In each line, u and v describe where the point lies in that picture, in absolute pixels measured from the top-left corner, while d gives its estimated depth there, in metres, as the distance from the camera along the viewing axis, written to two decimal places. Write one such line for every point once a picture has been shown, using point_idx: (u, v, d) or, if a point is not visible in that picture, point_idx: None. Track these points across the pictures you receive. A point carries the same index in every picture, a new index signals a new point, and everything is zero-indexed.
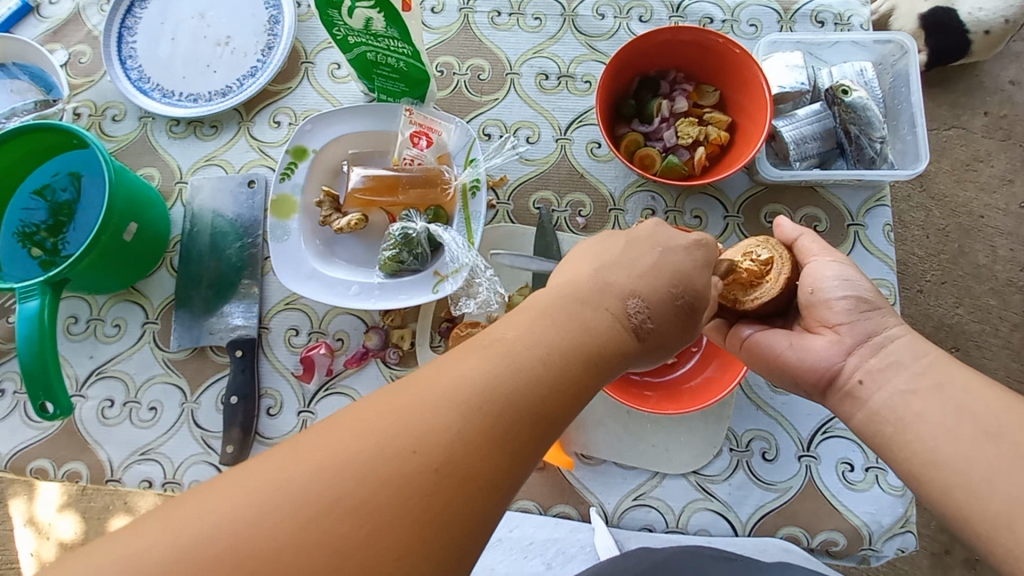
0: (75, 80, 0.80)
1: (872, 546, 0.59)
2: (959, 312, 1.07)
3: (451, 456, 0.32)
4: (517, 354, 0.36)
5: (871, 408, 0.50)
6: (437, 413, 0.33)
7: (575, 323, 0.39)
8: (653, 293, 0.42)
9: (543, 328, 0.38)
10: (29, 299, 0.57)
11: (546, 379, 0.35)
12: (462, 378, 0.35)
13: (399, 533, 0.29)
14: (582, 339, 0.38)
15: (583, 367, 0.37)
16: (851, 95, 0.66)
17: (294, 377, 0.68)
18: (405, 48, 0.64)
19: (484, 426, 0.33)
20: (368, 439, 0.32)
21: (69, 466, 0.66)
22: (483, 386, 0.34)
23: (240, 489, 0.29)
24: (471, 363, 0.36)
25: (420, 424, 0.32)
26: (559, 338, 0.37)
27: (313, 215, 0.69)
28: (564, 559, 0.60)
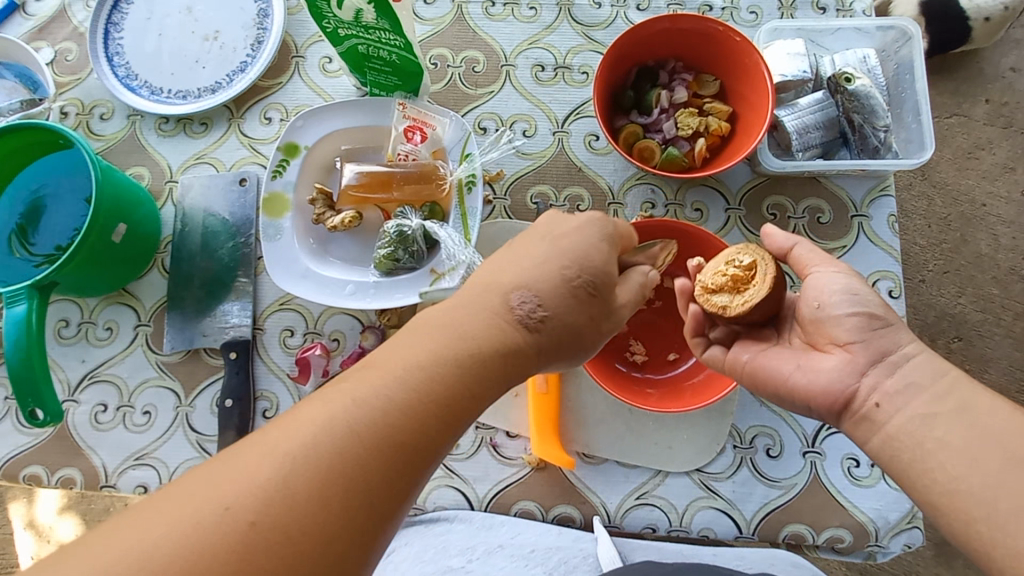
0: (61, 78, 0.78)
1: (878, 543, 0.59)
2: (961, 301, 1.06)
3: (359, 454, 0.35)
4: (412, 360, 0.39)
5: (890, 433, 0.46)
6: (340, 429, 0.36)
7: (471, 330, 0.42)
8: (546, 287, 0.44)
9: (435, 337, 0.41)
10: (16, 304, 0.56)
11: (442, 381, 0.39)
12: (364, 391, 0.37)
13: (324, 542, 0.33)
14: (478, 348, 0.41)
15: (484, 364, 0.41)
16: (855, 82, 0.65)
17: (289, 378, 0.66)
18: (396, 40, 0.62)
19: (387, 436, 0.36)
20: (281, 461, 0.34)
21: (63, 472, 0.65)
22: (385, 394, 0.37)
23: (206, 500, 0.33)
24: (368, 377, 0.38)
25: (332, 441, 0.35)
26: (452, 348, 0.40)
27: (306, 214, 0.68)
28: (566, 569, 0.58)
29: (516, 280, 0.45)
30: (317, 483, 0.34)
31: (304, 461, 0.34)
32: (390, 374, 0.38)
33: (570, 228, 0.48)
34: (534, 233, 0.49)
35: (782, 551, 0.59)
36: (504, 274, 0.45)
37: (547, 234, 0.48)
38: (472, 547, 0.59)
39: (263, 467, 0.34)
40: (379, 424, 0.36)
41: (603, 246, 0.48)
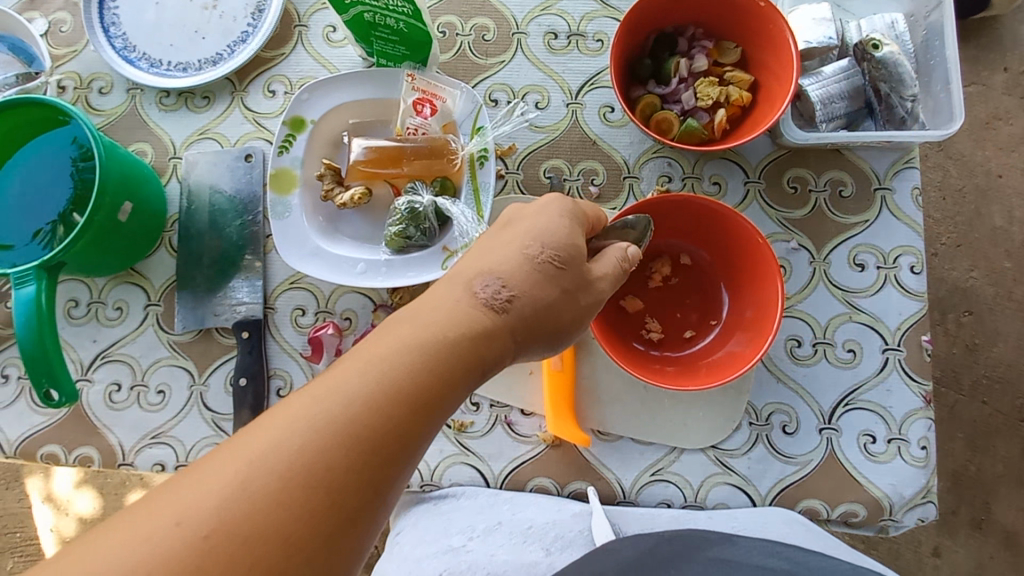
0: (57, 50, 0.75)
1: (892, 517, 0.59)
2: (973, 276, 1.04)
3: (326, 449, 0.32)
4: (376, 350, 0.36)
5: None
6: (300, 427, 0.32)
7: (438, 317, 0.39)
8: (510, 269, 0.42)
9: (399, 326, 0.38)
10: (25, 284, 0.55)
11: (409, 369, 0.36)
12: (326, 385, 0.34)
13: (289, 547, 0.30)
14: (447, 334, 0.38)
15: (454, 347, 0.38)
16: (882, 49, 0.62)
17: (302, 357, 0.66)
18: (405, 6, 0.60)
19: (353, 430, 0.33)
20: (237, 465, 0.31)
21: (80, 451, 0.65)
22: (350, 385, 0.34)
23: (175, 509, 0.30)
24: (328, 371, 0.35)
25: (296, 440, 0.32)
26: (417, 335, 0.37)
27: (314, 190, 0.66)
28: (563, 544, 0.55)
29: (481, 266, 0.43)
30: (279, 484, 0.31)
31: (264, 462, 0.31)
32: (353, 364, 0.35)
33: (536, 207, 0.46)
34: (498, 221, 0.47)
35: (770, 508, 0.59)
36: (468, 263, 0.43)
37: (511, 219, 0.46)
38: (471, 525, 0.57)
39: (226, 471, 0.31)
40: (343, 416, 0.33)
41: (569, 221, 0.45)
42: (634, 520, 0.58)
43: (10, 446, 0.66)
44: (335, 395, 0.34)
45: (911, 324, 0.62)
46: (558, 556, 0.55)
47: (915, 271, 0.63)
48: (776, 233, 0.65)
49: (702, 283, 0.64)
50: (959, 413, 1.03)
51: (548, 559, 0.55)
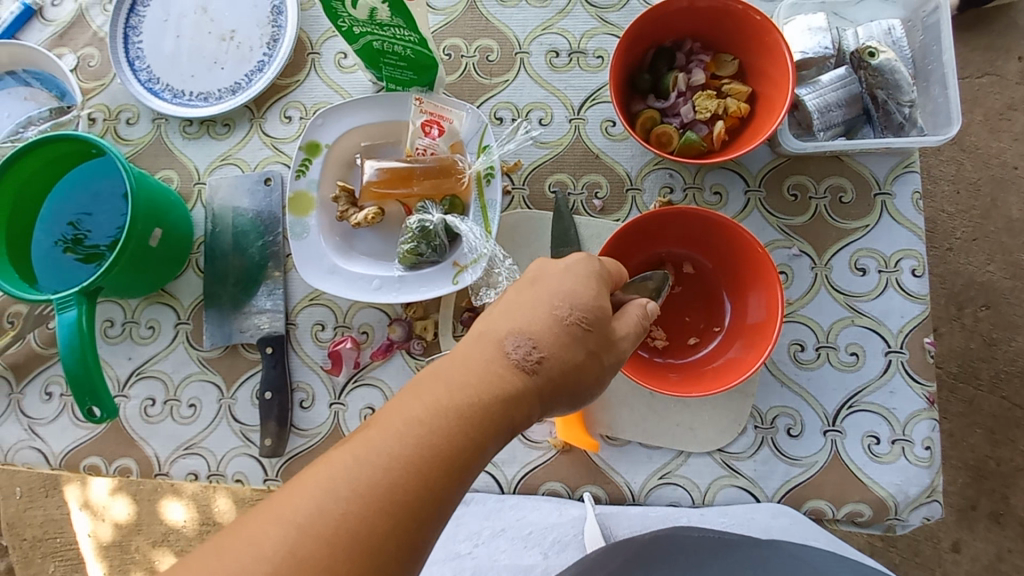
0: (86, 84, 0.80)
1: (898, 516, 0.60)
2: (991, 269, 1.04)
3: (366, 514, 0.34)
4: (409, 415, 0.37)
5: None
6: (340, 494, 0.34)
7: (469, 377, 0.39)
8: (541, 329, 0.42)
9: (432, 392, 0.38)
10: (66, 309, 0.59)
11: (441, 438, 0.36)
12: (363, 453, 0.35)
13: None
14: (477, 398, 0.38)
15: (488, 410, 0.38)
16: (878, 57, 0.63)
17: (322, 370, 0.69)
18: (411, 35, 0.63)
19: (388, 498, 0.34)
20: (285, 528, 0.33)
21: (120, 462, 0.70)
22: (385, 454, 0.35)
23: (223, 558, 0.32)
24: (366, 436, 0.36)
25: (336, 509, 0.33)
26: (449, 398, 0.38)
27: (330, 211, 0.70)
28: (559, 547, 0.61)
29: (511, 326, 0.42)
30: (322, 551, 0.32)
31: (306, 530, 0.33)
32: (389, 431, 0.36)
33: (562, 269, 0.46)
34: (527, 277, 0.47)
35: (764, 503, 0.61)
36: (498, 319, 0.43)
37: (538, 276, 0.46)
38: (477, 531, 0.63)
39: (269, 530, 0.33)
40: (381, 486, 0.34)
41: (591, 282, 0.45)
42: (625, 519, 0.61)
43: (56, 458, 0.71)
44: (372, 462, 0.35)
45: (913, 326, 0.63)
46: (556, 558, 0.61)
47: (917, 273, 0.64)
48: (778, 240, 0.66)
49: (705, 292, 0.66)
50: (977, 408, 1.03)
51: (545, 561, 0.61)
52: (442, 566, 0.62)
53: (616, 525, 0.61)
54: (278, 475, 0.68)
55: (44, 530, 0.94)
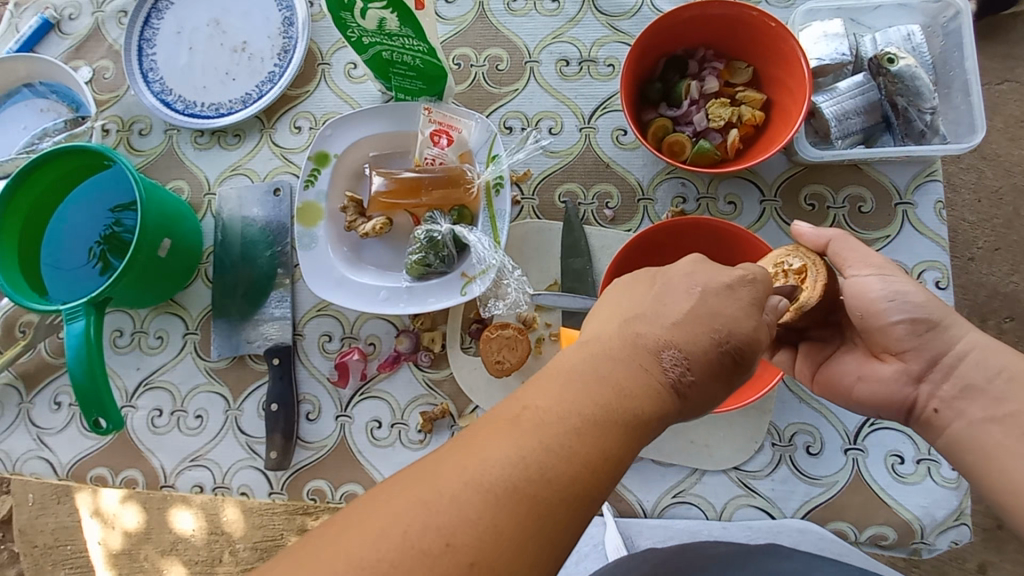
0: (101, 96, 0.81)
1: (924, 540, 0.57)
2: (1014, 280, 1.00)
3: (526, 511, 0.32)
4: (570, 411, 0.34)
5: (951, 437, 0.51)
6: (485, 489, 0.32)
7: (621, 384, 0.35)
8: (691, 337, 0.38)
9: (583, 396, 0.35)
10: (75, 320, 0.59)
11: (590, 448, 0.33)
12: (508, 449, 0.33)
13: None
14: (624, 408, 0.35)
15: (641, 411, 0.35)
16: (899, 63, 0.62)
17: (329, 382, 0.69)
18: (420, 45, 0.62)
19: (535, 500, 0.32)
20: (450, 502, 0.32)
21: (127, 473, 0.69)
22: (532, 458, 0.33)
23: None
24: (509, 430, 0.34)
25: (484, 504, 0.32)
26: (608, 399, 0.35)
27: (338, 221, 0.69)
28: (577, 558, 0.65)
29: (667, 333, 0.38)
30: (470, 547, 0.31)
31: (452, 521, 0.31)
32: (535, 431, 0.34)
33: (722, 286, 0.40)
34: (675, 276, 0.41)
35: (783, 523, 0.59)
36: (646, 318, 0.39)
37: (691, 279, 0.41)
38: None
39: (414, 515, 0.31)
40: (531, 489, 0.32)
41: (752, 309, 0.40)
42: (648, 530, 0.60)
43: (63, 468, 0.71)
44: (522, 461, 0.33)
45: None
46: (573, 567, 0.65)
47: (941, 286, 0.62)
48: None
49: None
50: None
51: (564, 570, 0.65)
52: None
53: (640, 536, 0.60)
54: (283, 488, 0.67)
55: (55, 537, 0.94)
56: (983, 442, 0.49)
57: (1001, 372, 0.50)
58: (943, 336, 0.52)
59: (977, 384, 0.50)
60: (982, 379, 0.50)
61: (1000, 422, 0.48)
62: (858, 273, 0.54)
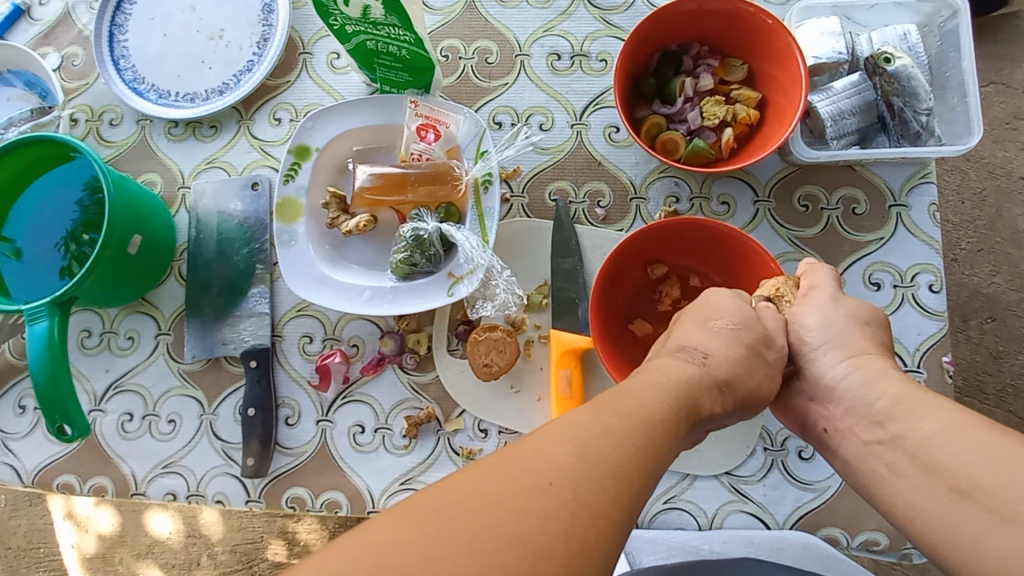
0: (69, 84, 0.76)
1: (915, 545, 0.57)
2: (996, 281, 1.00)
3: (610, 445, 0.35)
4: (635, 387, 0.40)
5: (845, 459, 0.48)
6: (606, 453, 0.34)
7: (670, 378, 0.42)
8: (714, 340, 0.46)
9: (640, 382, 0.40)
10: (37, 321, 0.56)
11: (678, 422, 0.38)
12: (612, 420, 0.36)
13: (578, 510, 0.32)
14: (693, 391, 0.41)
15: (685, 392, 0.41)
16: (894, 63, 0.61)
17: (310, 385, 0.66)
18: (407, 35, 0.60)
19: (650, 466, 0.35)
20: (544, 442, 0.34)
21: (95, 481, 0.66)
22: (638, 425, 0.36)
23: None
24: (611, 406, 0.37)
25: (609, 464, 0.34)
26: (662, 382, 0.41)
27: (320, 217, 0.66)
28: None
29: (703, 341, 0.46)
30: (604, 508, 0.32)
31: (579, 481, 0.32)
32: (637, 406, 0.37)
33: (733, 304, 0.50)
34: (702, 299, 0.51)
35: (774, 530, 0.58)
36: (677, 338, 0.47)
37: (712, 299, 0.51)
38: None
39: (545, 480, 0.32)
40: (643, 454, 0.35)
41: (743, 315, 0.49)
42: (648, 545, 0.58)
43: (28, 475, 0.67)
44: (631, 428, 0.36)
45: (931, 345, 0.60)
46: None
47: (934, 289, 0.62)
48: (787, 252, 0.64)
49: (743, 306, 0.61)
50: None
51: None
52: None
53: (641, 551, 0.58)
54: (261, 496, 0.64)
55: (24, 543, 0.90)
56: (869, 465, 0.46)
57: (885, 393, 0.46)
58: (827, 361, 0.50)
59: (856, 409, 0.47)
60: (865, 405, 0.47)
61: (883, 445, 0.45)
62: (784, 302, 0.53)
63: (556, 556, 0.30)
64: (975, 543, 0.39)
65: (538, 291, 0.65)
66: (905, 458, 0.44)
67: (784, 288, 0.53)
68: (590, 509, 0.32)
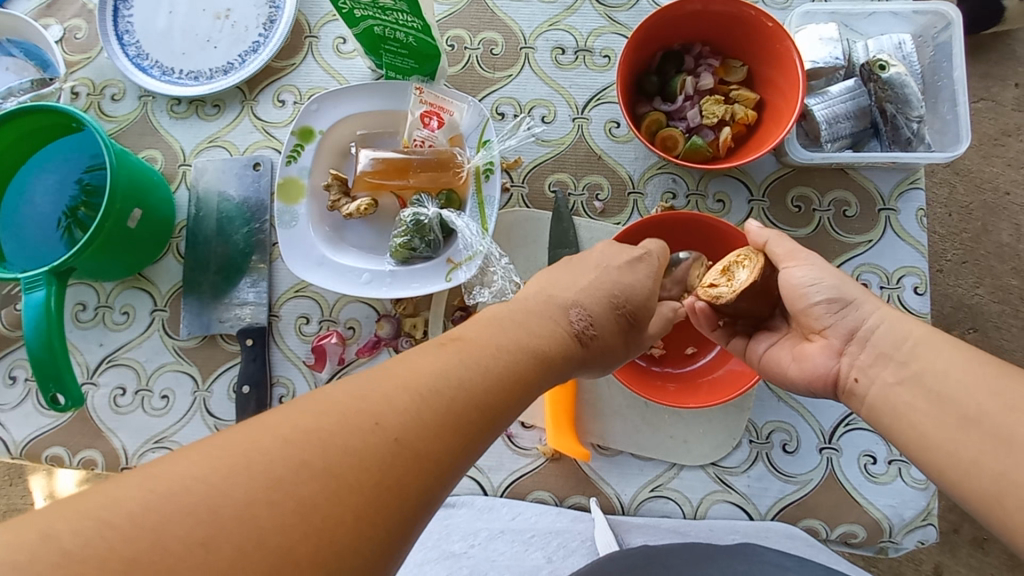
0: (71, 57, 0.76)
1: (892, 539, 0.59)
2: (980, 292, 1.03)
3: (458, 398, 0.35)
4: (498, 341, 0.40)
5: (867, 398, 0.50)
6: (448, 395, 0.34)
7: (538, 333, 0.42)
8: (596, 308, 0.47)
9: (502, 332, 0.41)
10: (34, 289, 0.56)
11: (525, 373, 0.39)
12: (455, 367, 0.36)
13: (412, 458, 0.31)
14: (555, 347, 0.42)
15: (551, 353, 0.42)
16: (888, 70, 0.63)
17: (305, 365, 0.67)
18: (415, 22, 0.60)
19: (486, 412, 0.36)
20: (390, 385, 0.33)
21: (85, 454, 0.66)
22: (483, 380, 0.37)
23: None
24: (457, 352, 0.38)
25: (436, 408, 0.33)
26: (528, 341, 0.41)
27: (321, 200, 0.67)
28: (565, 552, 0.58)
29: (579, 298, 0.47)
30: (422, 447, 0.31)
31: (408, 423, 0.32)
32: (482, 356, 0.38)
33: (636, 278, 0.50)
34: (586, 257, 0.51)
35: (757, 520, 0.59)
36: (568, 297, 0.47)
37: (602, 259, 0.51)
38: (473, 532, 0.60)
39: (373, 421, 0.31)
40: (478, 401, 0.36)
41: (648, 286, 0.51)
42: (637, 529, 0.59)
43: (16, 446, 0.67)
44: (470, 378, 0.36)
45: None
46: (561, 563, 0.57)
47: (918, 291, 0.63)
48: None
49: None
50: None
51: (550, 566, 0.57)
52: (435, 566, 0.57)
53: (629, 534, 0.58)
54: None
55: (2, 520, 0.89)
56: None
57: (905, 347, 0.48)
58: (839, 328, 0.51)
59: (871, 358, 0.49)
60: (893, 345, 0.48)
61: (904, 385, 0.47)
62: (785, 267, 0.53)
63: (364, 490, 0.29)
64: (977, 483, 0.42)
65: None
66: (918, 400, 0.46)
67: (745, 256, 0.56)
68: (410, 449, 0.31)
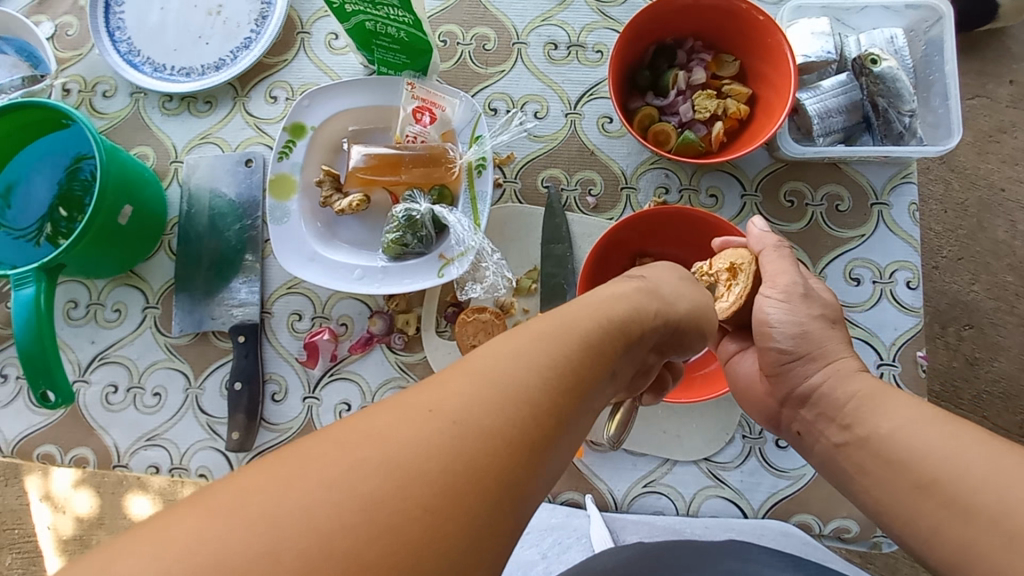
0: (63, 54, 0.76)
1: (885, 534, 0.59)
2: (975, 289, 1.03)
3: (531, 394, 0.29)
4: (572, 321, 0.33)
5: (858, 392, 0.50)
6: (518, 391, 0.28)
7: (613, 316, 0.36)
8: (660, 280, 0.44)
9: (572, 312, 0.34)
10: (24, 286, 0.55)
11: (614, 347, 0.34)
12: (526, 347, 0.30)
13: (477, 473, 0.26)
14: (631, 332, 0.36)
15: (627, 336, 0.35)
16: (881, 64, 0.62)
17: (297, 362, 0.66)
18: (405, 16, 0.60)
19: (576, 395, 0.30)
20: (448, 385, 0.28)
21: (77, 452, 0.66)
22: (565, 354, 0.31)
23: None
24: (526, 336, 0.31)
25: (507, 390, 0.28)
26: (604, 321, 0.35)
27: (313, 196, 0.67)
28: (560, 549, 0.60)
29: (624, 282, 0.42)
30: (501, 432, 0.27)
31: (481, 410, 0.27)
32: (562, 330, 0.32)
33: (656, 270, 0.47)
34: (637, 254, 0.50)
35: (750, 517, 0.59)
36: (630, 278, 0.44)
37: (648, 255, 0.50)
38: None
39: (425, 408, 0.27)
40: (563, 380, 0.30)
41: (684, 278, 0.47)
42: (631, 526, 0.59)
43: (7, 445, 0.66)
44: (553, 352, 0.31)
45: (906, 339, 0.62)
46: (556, 559, 0.60)
47: (911, 285, 0.63)
48: None
49: None
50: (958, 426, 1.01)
51: (545, 561, 0.60)
52: None
53: (625, 531, 0.59)
54: None
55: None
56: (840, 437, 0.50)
57: None
58: (810, 363, 0.52)
59: (829, 402, 0.50)
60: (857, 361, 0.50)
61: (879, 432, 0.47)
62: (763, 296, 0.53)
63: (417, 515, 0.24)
64: None
65: (527, 275, 0.66)
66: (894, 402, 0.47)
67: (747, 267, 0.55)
68: (471, 466, 0.26)
